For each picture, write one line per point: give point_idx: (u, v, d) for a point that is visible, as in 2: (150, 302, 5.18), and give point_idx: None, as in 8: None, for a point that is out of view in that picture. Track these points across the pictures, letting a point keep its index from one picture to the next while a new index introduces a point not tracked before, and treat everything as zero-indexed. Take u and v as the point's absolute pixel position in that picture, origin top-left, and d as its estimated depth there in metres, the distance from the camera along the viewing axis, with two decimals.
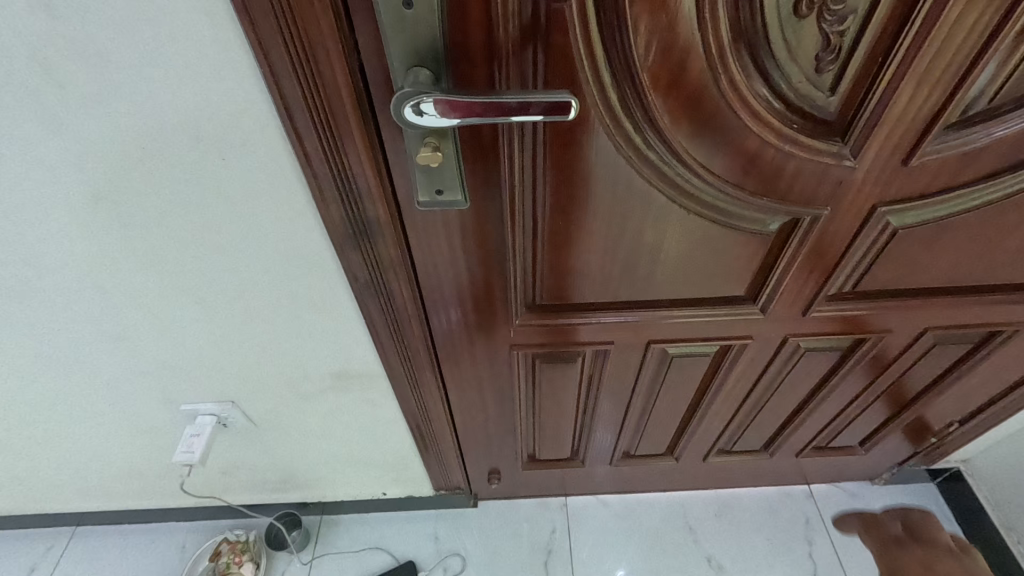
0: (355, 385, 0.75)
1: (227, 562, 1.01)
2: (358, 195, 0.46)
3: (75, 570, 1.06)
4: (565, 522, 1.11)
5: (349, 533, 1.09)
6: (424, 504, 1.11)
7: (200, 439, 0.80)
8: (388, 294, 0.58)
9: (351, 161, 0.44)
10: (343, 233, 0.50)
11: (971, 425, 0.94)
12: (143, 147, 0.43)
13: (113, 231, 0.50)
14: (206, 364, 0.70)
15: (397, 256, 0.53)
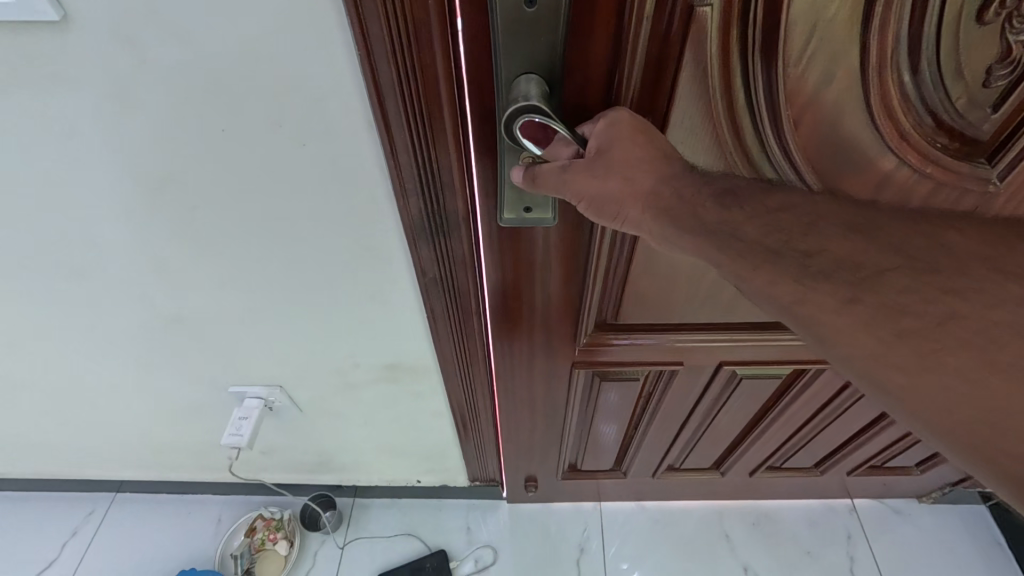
0: (405, 378, 0.73)
1: (263, 538, 1.04)
2: (441, 194, 0.42)
3: (114, 536, 1.09)
4: (599, 522, 1.09)
5: (381, 517, 1.10)
6: (457, 494, 1.11)
7: (248, 422, 0.79)
8: (454, 292, 0.54)
9: (439, 159, 0.39)
10: (417, 231, 0.46)
11: None
12: (221, 130, 0.39)
13: (173, 218, 0.48)
14: (256, 351, 0.68)
15: (470, 259, 0.49)
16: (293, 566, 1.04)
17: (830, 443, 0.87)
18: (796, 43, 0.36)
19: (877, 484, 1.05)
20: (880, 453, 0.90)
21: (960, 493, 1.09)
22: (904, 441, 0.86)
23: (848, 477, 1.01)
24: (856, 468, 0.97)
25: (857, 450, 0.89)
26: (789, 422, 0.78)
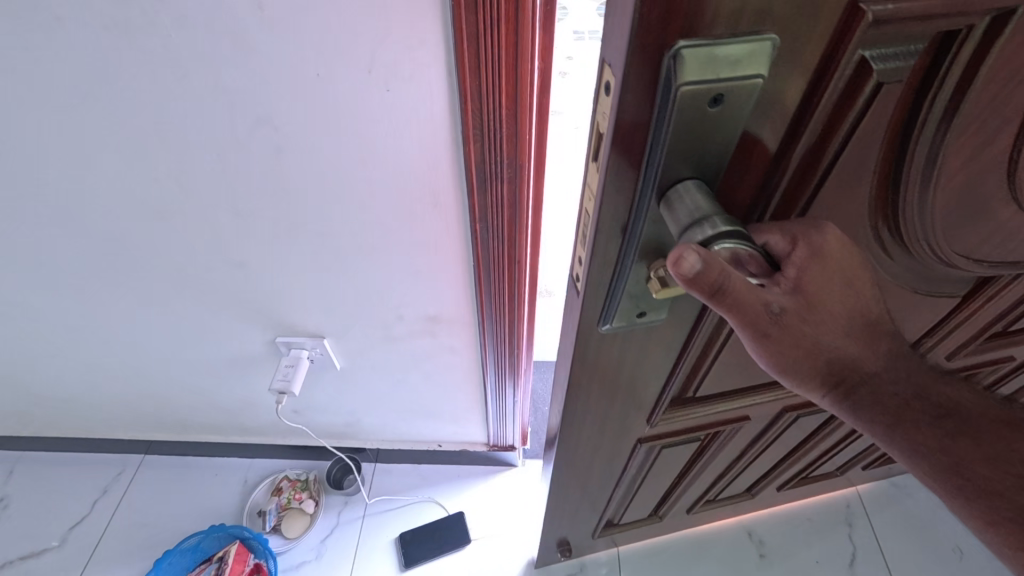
0: (443, 331, 0.78)
1: (289, 497, 1.08)
2: (503, 142, 0.49)
3: (145, 494, 1.13)
4: None
5: (403, 478, 1.15)
6: (475, 460, 1.16)
7: (295, 371, 0.82)
8: (503, 235, 0.60)
9: (508, 103, 0.46)
10: (476, 178, 0.53)
11: None
12: (316, 74, 0.46)
13: (263, 153, 0.53)
14: (309, 297, 0.74)
15: (517, 207, 0.56)
16: (317, 523, 1.09)
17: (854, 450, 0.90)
18: (979, 102, 0.29)
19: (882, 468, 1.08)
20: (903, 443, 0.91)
21: None
22: None
23: (861, 470, 1.04)
24: (872, 463, 1.00)
25: (879, 447, 0.90)
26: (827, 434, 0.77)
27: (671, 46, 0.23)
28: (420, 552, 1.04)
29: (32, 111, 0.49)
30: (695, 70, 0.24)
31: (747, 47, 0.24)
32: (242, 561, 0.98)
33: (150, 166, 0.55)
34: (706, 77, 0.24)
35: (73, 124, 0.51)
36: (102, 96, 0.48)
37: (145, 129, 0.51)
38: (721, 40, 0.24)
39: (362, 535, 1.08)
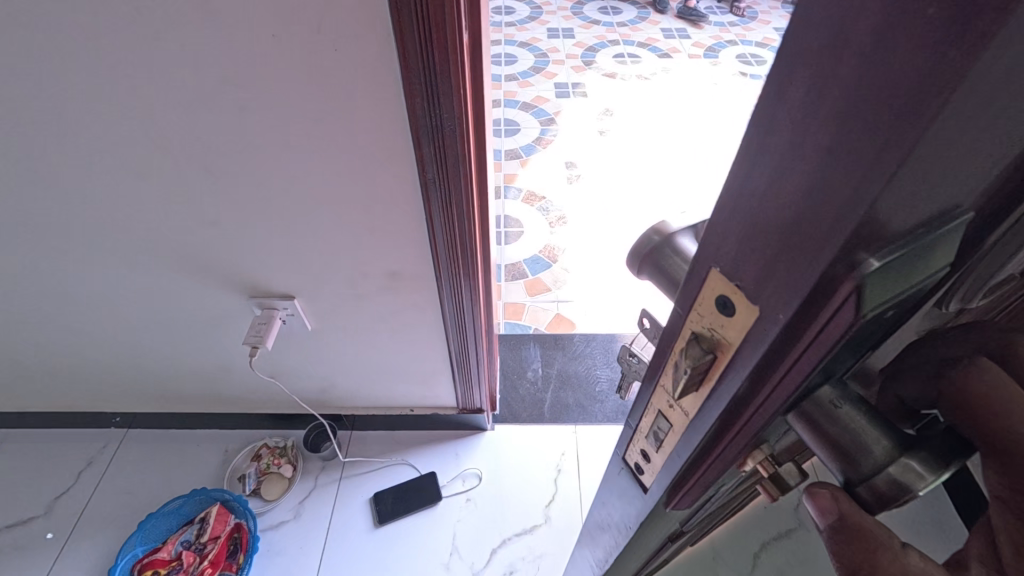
0: (404, 288, 0.85)
1: (269, 462, 1.14)
2: (440, 94, 0.58)
3: (128, 464, 1.18)
4: (575, 445, 1.21)
5: (378, 444, 1.20)
6: (448, 425, 1.22)
7: (267, 328, 0.88)
8: (449, 189, 0.69)
9: (440, 62, 0.55)
10: (422, 124, 0.61)
11: None
12: (272, 34, 0.53)
13: (232, 107, 0.60)
14: (278, 256, 0.80)
15: (458, 148, 0.64)
16: (296, 485, 1.14)
17: None
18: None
19: None
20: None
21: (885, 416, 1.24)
22: None
23: None
24: None
25: None
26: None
27: (852, 266, 0.17)
28: (393, 509, 1.11)
29: (21, 72, 0.56)
30: (883, 292, 0.18)
31: (941, 234, 0.18)
32: (224, 521, 1.05)
33: (133, 124, 0.62)
34: (891, 293, 0.18)
35: (64, 84, 0.58)
36: (89, 56, 0.55)
37: (127, 87, 0.58)
38: (918, 237, 0.18)
39: (339, 495, 1.13)
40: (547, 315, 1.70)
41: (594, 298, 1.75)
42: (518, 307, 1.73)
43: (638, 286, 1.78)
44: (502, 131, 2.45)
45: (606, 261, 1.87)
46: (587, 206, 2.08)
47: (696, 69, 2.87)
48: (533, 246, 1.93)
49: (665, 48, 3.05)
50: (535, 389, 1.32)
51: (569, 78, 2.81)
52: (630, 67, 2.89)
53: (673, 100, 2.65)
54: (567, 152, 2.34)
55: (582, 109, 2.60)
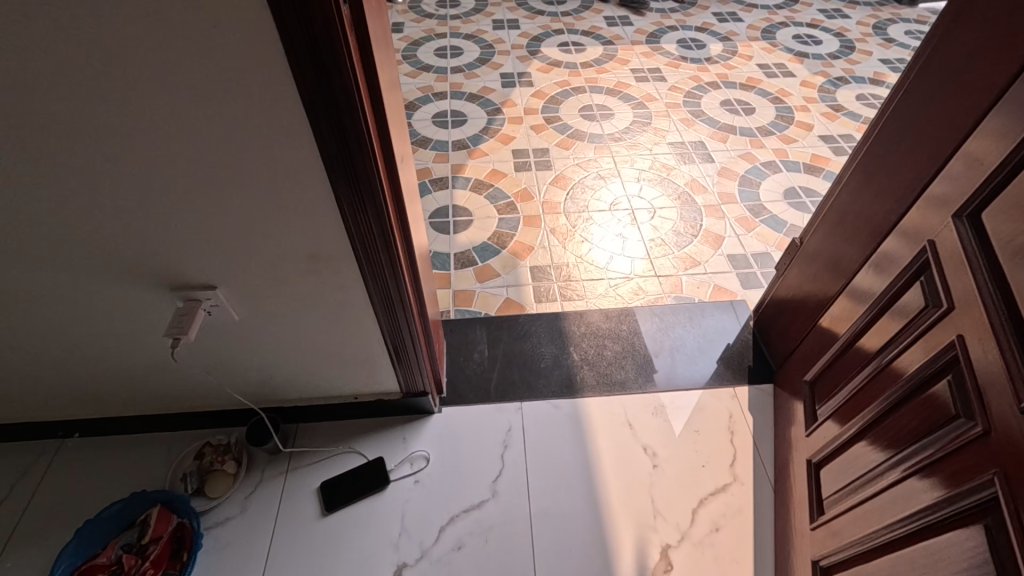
0: (326, 269, 0.86)
1: (211, 459, 1.12)
2: (324, 68, 0.59)
3: (62, 474, 1.14)
4: (520, 422, 1.24)
5: (323, 435, 1.20)
6: (394, 410, 1.23)
7: (188, 319, 0.87)
8: (350, 165, 0.70)
9: (321, 36, 0.56)
10: (314, 97, 0.62)
11: (838, 315, 1.07)
12: (146, 14, 0.53)
13: (117, 92, 0.60)
14: (192, 245, 0.79)
15: (357, 122, 0.65)
16: (241, 482, 1.13)
17: (845, 402, 0.99)
18: None
19: (791, 375, 1.23)
20: (829, 305, 1.11)
21: (771, 354, 1.34)
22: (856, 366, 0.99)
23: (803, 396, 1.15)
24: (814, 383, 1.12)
25: (849, 391, 0.99)
26: (943, 436, 0.74)
27: None
28: (340, 498, 1.11)
29: None
30: None
31: None
32: (166, 521, 1.03)
33: (15, 117, 0.60)
34: None
35: None
36: None
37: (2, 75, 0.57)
38: None
39: (286, 488, 1.13)
40: (496, 300, 1.72)
41: (542, 281, 1.78)
42: (467, 294, 1.74)
43: (585, 267, 1.82)
44: (448, 123, 2.45)
45: (553, 244, 1.90)
46: (534, 192, 2.11)
47: (638, 54, 2.93)
48: (481, 234, 1.94)
49: (609, 35, 3.10)
50: (482, 370, 1.34)
51: (514, 68, 2.83)
52: (574, 55, 2.93)
53: (616, 85, 2.70)
54: (514, 139, 2.36)
55: (528, 97, 2.62)
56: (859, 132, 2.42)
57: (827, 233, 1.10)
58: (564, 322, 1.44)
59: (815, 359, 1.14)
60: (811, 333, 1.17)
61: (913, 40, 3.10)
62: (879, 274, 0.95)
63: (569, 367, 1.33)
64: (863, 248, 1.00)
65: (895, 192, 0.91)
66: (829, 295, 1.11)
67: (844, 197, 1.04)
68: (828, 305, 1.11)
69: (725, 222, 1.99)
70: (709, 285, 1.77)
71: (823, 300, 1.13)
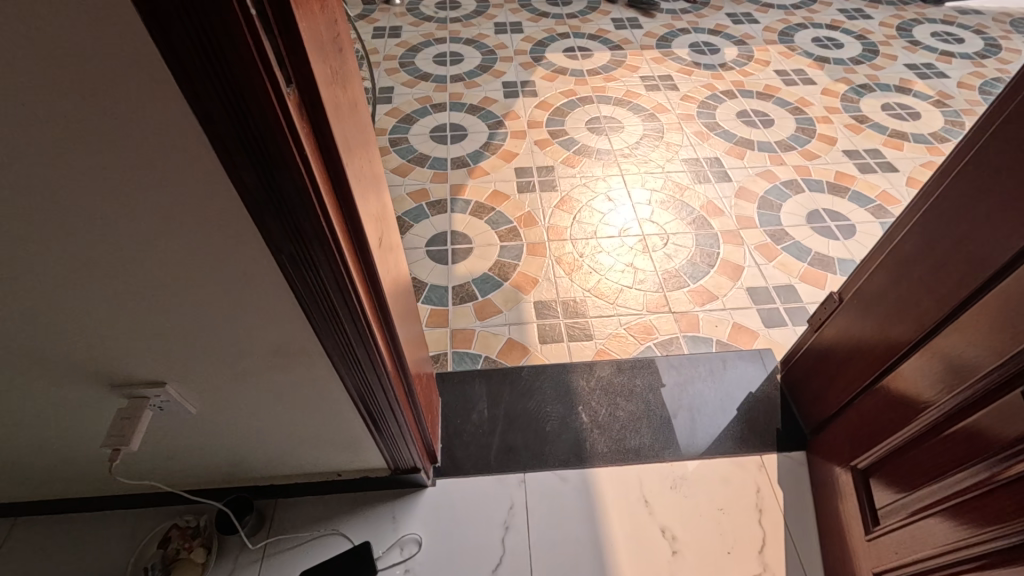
0: (294, 365, 0.73)
1: (177, 548, 1.00)
2: (269, 168, 0.45)
3: (14, 561, 1.03)
4: (523, 498, 1.11)
5: (303, 514, 1.08)
6: (382, 486, 1.10)
7: (132, 422, 0.72)
8: (311, 267, 0.56)
9: (263, 133, 0.43)
10: (260, 199, 0.48)
11: (899, 394, 0.93)
12: (27, 109, 0.40)
13: (6, 195, 0.46)
14: (132, 346, 0.66)
15: (319, 225, 0.51)
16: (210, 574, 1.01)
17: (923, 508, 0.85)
18: None
19: (833, 446, 1.09)
20: (882, 374, 0.98)
21: (804, 415, 1.20)
22: (930, 463, 0.85)
23: (855, 479, 1.01)
24: (869, 466, 0.98)
25: (924, 492, 0.85)
26: None
27: None
28: None
29: None
30: None
31: None
32: None
33: None
34: None
35: None
36: None
37: None
38: None
39: None
40: (498, 341, 1.59)
41: (547, 319, 1.65)
42: (466, 333, 1.61)
43: (594, 302, 1.69)
44: (447, 138, 2.31)
45: (559, 277, 1.76)
46: (538, 216, 1.97)
47: (648, 60, 2.78)
48: (481, 264, 1.81)
49: (617, 39, 2.94)
50: (480, 433, 1.21)
51: (517, 77, 2.68)
52: (580, 61, 2.77)
53: (625, 95, 2.55)
54: (516, 156, 2.21)
55: (531, 108, 2.47)
56: (886, 147, 2.26)
57: (878, 292, 0.97)
58: (571, 377, 1.30)
59: (864, 437, 1.00)
60: (858, 402, 1.04)
61: (940, 42, 2.92)
62: (955, 357, 0.81)
63: (578, 431, 1.20)
64: (928, 319, 0.86)
65: (975, 262, 0.77)
66: (881, 363, 0.98)
67: (902, 256, 0.90)
68: (882, 374, 0.98)
69: (744, 249, 1.85)
70: (727, 323, 1.63)
71: (873, 367, 1.00)
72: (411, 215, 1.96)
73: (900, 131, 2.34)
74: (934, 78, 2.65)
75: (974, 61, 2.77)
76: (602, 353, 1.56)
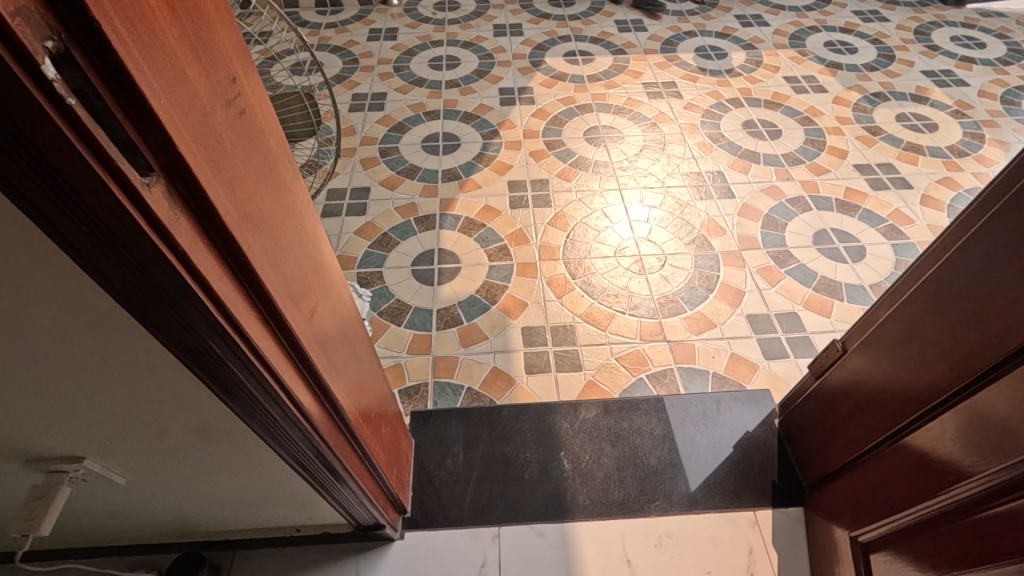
0: (226, 440, 0.66)
1: None
2: (134, 266, 0.37)
3: None
4: (496, 554, 1.04)
5: (261, 569, 1.02)
6: (347, 540, 1.03)
7: (45, 507, 0.67)
8: (213, 359, 0.48)
9: (116, 232, 0.35)
10: (130, 295, 0.40)
11: (907, 465, 0.83)
12: None
13: None
14: (37, 429, 0.59)
15: (212, 321, 0.44)
16: None
17: None
18: None
19: (833, 509, 1.00)
20: (886, 439, 0.89)
21: (803, 468, 1.11)
22: (935, 553, 0.75)
23: (856, 551, 0.92)
24: (871, 540, 0.89)
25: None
26: None
27: None
28: None
29: None
30: None
31: None
32: None
33: None
34: None
35: None
36: None
37: None
38: None
39: None
40: (482, 371, 1.52)
41: (535, 347, 1.57)
42: (449, 362, 1.54)
43: (584, 329, 1.60)
44: (439, 148, 2.22)
45: (549, 300, 1.68)
46: (530, 234, 1.88)
47: (651, 66, 2.67)
48: (469, 286, 1.73)
49: (620, 42, 2.84)
50: (455, 481, 1.13)
51: (514, 83, 2.58)
52: (581, 66, 2.67)
53: (626, 103, 2.45)
54: (510, 169, 2.13)
55: (528, 117, 2.38)
56: (900, 161, 2.15)
57: (886, 349, 0.88)
58: (553, 418, 1.23)
59: (866, 505, 0.91)
60: (861, 464, 0.94)
61: (961, 47, 2.78)
62: (970, 436, 0.72)
63: (558, 480, 1.13)
64: (942, 387, 0.77)
65: (997, 332, 0.68)
66: (886, 428, 0.88)
67: (915, 313, 0.81)
68: (887, 440, 0.89)
69: (745, 273, 1.75)
70: (725, 354, 1.55)
71: (877, 431, 0.91)
72: (398, 232, 1.89)
73: (916, 144, 2.22)
74: (953, 86, 2.52)
75: (995, 68, 2.63)
76: (591, 385, 1.48)
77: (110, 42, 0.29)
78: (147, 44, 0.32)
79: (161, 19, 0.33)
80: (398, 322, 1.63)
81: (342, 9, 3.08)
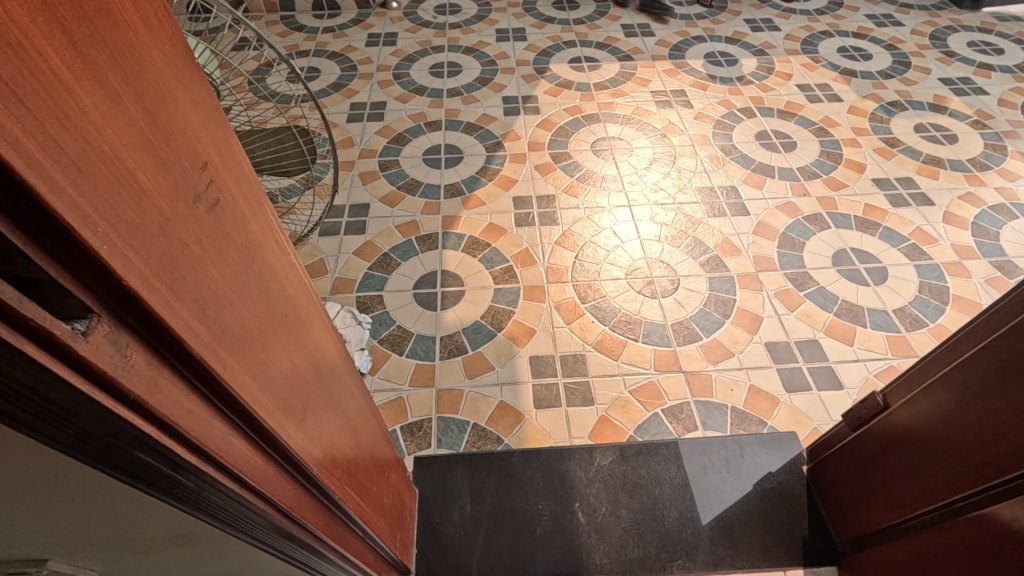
0: (210, 542, 0.58)
1: None
2: (68, 424, 0.29)
3: None
4: None
5: None
6: None
7: None
8: (181, 495, 0.39)
9: (43, 394, 0.26)
10: (70, 451, 0.32)
11: (961, 543, 0.75)
12: None
13: None
14: None
15: (179, 459, 0.35)
16: None
17: None
18: None
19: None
20: (935, 510, 0.81)
21: (835, 523, 1.04)
22: None
23: None
24: None
25: None
26: None
27: None
28: None
29: None
30: None
31: None
32: None
33: None
34: None
35: None
36: None
37: None
38: None
39: None
40: (488, 406, 1.44)
41: (543, 379, 1.49)
42: (454, 396, 1.46)
43: (596, 359, 1.53)
44: (441, 161, 2.14)
45: (558, 327, 1.60)
46: (537, 255, 1.80)
47: (659, 73, 2.58)
48: (474, 311, 1.65)
49: (627, 48, 2.75)
50: (462, 536, 1.06)
51: (518, 91, 2.49)
52: (587, 73, 2.58)
53: (635, 113, 2.36)
54: (515, 184, 2.05)
55: (533, 128, 2.29)
56: (920, 175, 2.07)
57: (938, 412, 0.80)
58: (566, 466, 1.15)
59: None
60: (906, 532, 0.86)
61: (978, 52, 2.70)
62: None
63: (572, 535, 1.05)
64: (1004, 465, 0.69)
65: None
66: (935, 498, 0.81)
67: (974, 378, 0.73)
68: (935, 511, 0.81)
69: (763, 297, 1.67)
70: (743, 386, 1.47)
71: (925, 500, 0.83)
72: (399, 253, 1.81)
73: (936, 157, 2.13)
74: (972, 95, 2.43)
75: (1015, 75, 2.54)
76: (604, 421, 1.40)
77: (16, 168, 0.21)
78: (78, 158, 0.24)
79: (98, 118, 0.25)
80: (400, 351, 1.55)
81: (340, 12, 2.99)
